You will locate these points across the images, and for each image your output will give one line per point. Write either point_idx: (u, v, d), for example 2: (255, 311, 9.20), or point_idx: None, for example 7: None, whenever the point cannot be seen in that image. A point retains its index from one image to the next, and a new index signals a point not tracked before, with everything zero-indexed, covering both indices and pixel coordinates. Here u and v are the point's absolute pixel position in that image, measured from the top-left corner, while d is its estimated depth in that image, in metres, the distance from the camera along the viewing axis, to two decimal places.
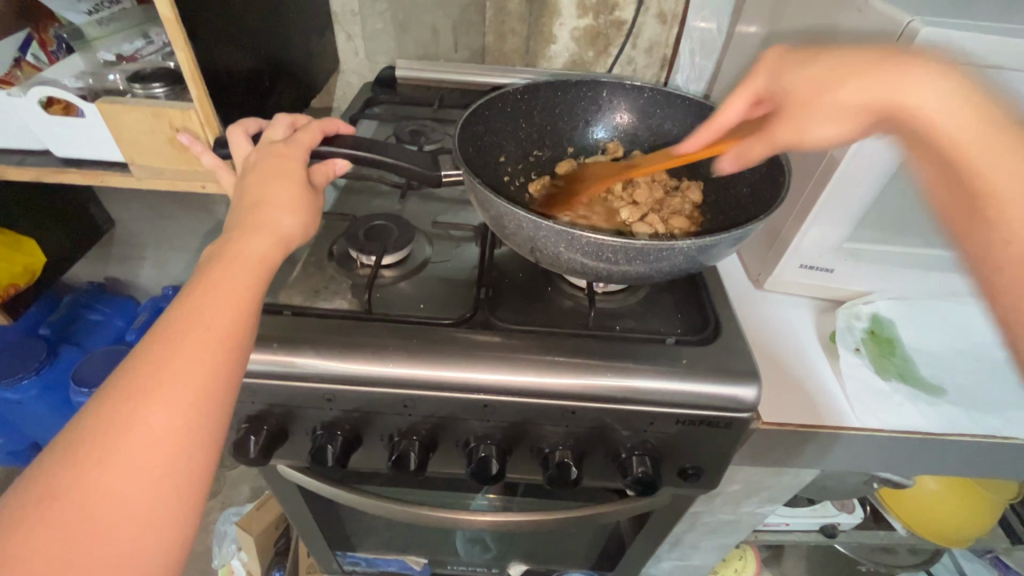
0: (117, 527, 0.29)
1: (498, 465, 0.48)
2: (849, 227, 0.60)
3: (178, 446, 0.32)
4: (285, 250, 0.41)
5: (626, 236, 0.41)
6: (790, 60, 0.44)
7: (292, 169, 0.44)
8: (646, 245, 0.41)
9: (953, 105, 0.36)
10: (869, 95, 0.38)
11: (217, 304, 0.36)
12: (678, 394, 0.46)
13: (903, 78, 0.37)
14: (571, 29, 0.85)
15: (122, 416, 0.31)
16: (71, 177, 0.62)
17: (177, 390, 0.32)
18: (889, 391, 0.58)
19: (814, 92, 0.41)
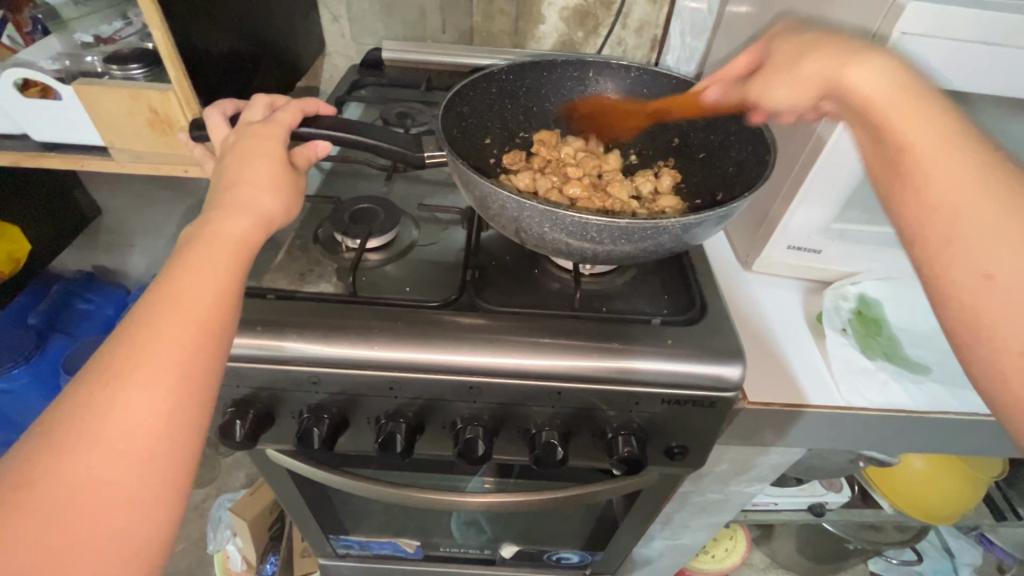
0: (101, 511, 0.29)
1: (485, 447, 0.49)
2: (835, 209, 0.60)
3: (162, 428, 0.32)
4: (266, 230, 0.41)
5: (610, 216, 0.41)
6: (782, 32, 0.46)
7: (272, 149, 0.44)
8: (632, 225, 0.41)
9: (879, 78, 0.37)
10: (820, 73, 0.40)
11: (199, 285, 0.36)
12: (662, 373, 0.46)
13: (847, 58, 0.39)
14: (560, 9, 0.84)
15: (102, 398, 0.31)
16: (50, 162, 0.61)
17: (159, 371, 0.32)
18: (874, 369, 0.58)
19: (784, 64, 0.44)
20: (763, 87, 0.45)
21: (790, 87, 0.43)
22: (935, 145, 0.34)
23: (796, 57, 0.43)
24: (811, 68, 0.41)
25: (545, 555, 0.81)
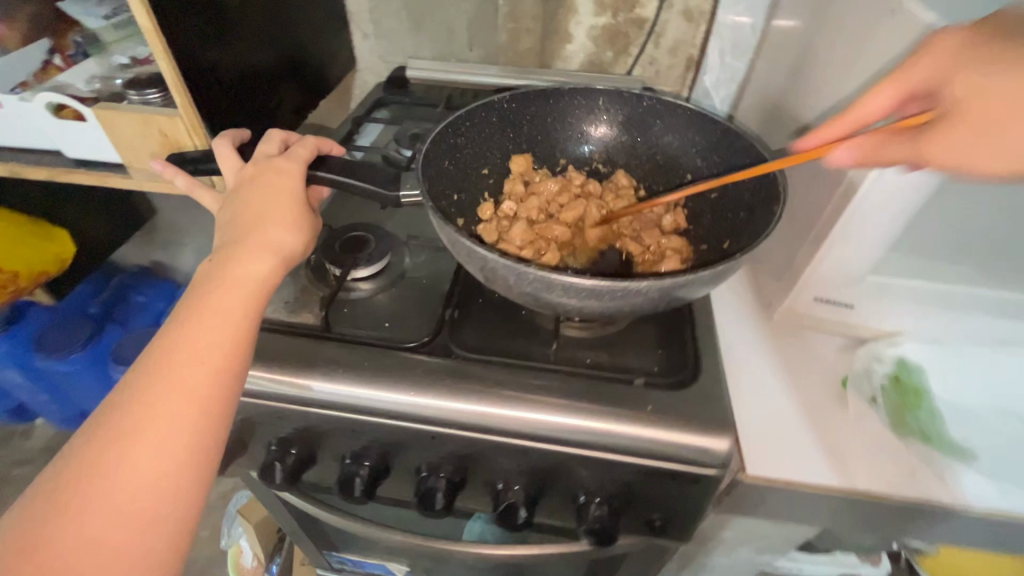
0: (105, 563, 0.32)
1: (444, 500, 0.47)
2: (869, 261, 0.53)
3: (171, 479, 0.34)
4: (285, 269, 0.43)
5: (578, 275, 0.38)
6: (962, 52, 0.34)
7: (290, 186, 0.46)
8: (602, 287, 0.38)
9: None
10: None
11: (212, 331, 0.38)
12: (634, 442, 0.43)
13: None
14: (589, 28, 0.80)
15: (116, 451, 0.33)
16: (79, 178, 0.64)
17: (172, 422, 0.35)
18: (902, 452, 0.50)
19: (1002, 100, 0.32)
20: (941, 141, 0.33)
21: (993, 157, 0.32)
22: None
23: None
24: None
25: None
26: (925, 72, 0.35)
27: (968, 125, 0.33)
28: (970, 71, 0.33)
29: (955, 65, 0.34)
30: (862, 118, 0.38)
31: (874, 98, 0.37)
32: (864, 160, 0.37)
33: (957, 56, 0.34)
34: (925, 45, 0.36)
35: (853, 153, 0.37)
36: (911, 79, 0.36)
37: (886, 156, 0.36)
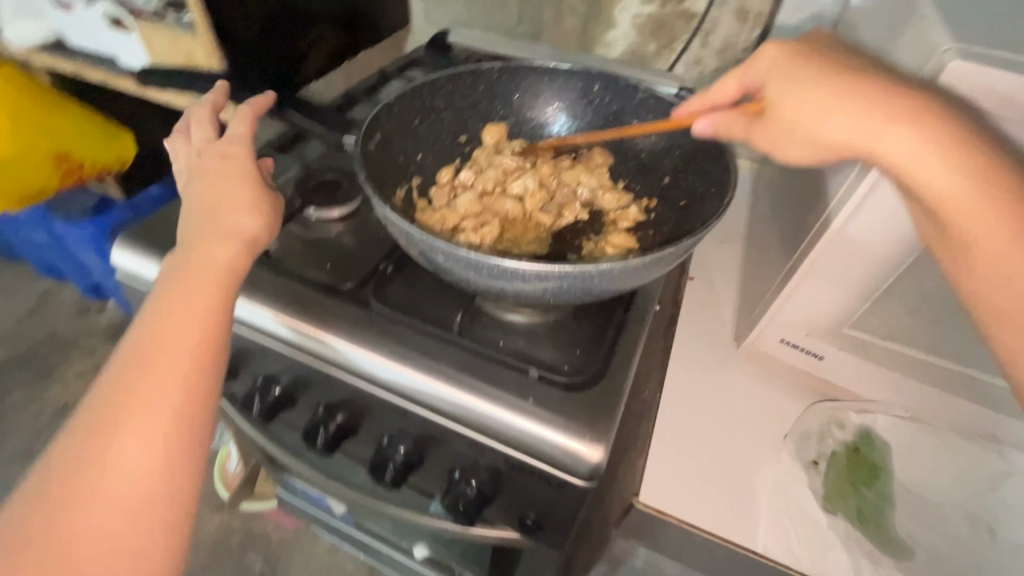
0: (106, 562, 0.32)
1: (326, 442, 0.49)
2: (842, 308, 0.47)
3: (157, 476, 0.34)
4: (253, 253, 0.42)
5: (452, 243, 0.37)
6: (786, 59, 0.40)
7: (242, 168, 0.43)
8: (472, 258, 0.36)
9: (918, 150, 0.33)
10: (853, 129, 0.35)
11: (185, 315, 0.37)
12: (508, 430, 0.41)
13: (883, 118, 0.34)
14: (634, 15, 0.76)
15: (101, 447, 0.33)
16: (126, 85, 0.71)
17: (148, 415, 0.34)
18: (825, 526, 0.45)
19: (799, 108, 0.38)
20: (765, 132, 0.40)
21: (803, 142, 0.38)
22: (926, 153, 0.33)
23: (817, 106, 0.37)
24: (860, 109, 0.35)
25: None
26: (756, 74, 0.42)
27: (783, 121, 0.39)
28: (782, 74, 0.40)
29: (776, 70, 0.40)
30: (713, 99, 0.46)
31: (721, 84, 0.45)
32: (718, 133, 0.44)
33: (782, 62, 0.40)
34: (754, 55, 0.43)
35: (710, 126, 0.44)
36: (749, 76, 0.43)
37: (726, 132, 0.43)
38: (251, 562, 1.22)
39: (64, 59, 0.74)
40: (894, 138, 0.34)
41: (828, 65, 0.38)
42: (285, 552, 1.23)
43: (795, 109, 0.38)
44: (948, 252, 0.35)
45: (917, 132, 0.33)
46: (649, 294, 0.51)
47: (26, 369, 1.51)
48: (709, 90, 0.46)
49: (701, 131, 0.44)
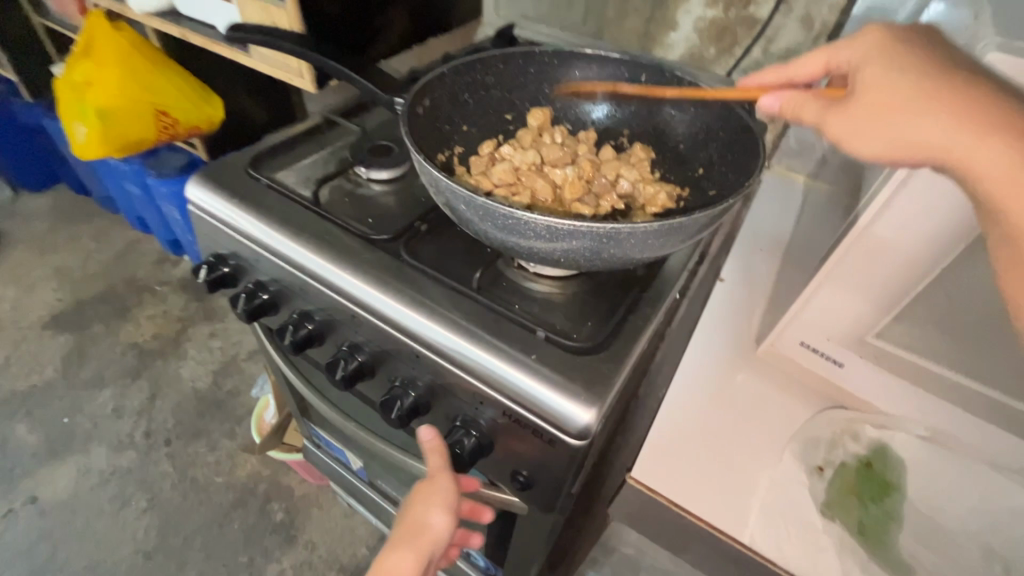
0: None
1: (343, 376, 0.52)
2: (863, 314, 0.46)
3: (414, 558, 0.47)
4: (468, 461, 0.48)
5: (472, 191, 0.39)
6: (890, 47, 0.37)
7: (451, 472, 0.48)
8: (488, 206, 0.38)
9: (1009, 160, 0.31)
10: (945, 133, 0.32)
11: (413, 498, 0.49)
12: (507, 383, 0.43)
13: (978, 127, 0.32)
14: (696, 18, 0.77)
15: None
16: (219, 49, 0.79)
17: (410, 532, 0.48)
18: (820, 530, 0.43)
19: (895, 100, 0.35)
20: (844, 120, 0.37)
21: (880, 137, 0.35)
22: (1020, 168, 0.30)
23: (912, 103, 0.34)
24: (960, 108, 0.32)
25: (456, 543, 0.81)
26: (853, 54, 0.39)
27: (867, 110, 0.36)
28: (884, 62, 0.37)
29: (876, 56, 0.37)
30: (792, 77, 0.43)
31: (806, 60, 0.42)
32: (785, 112, 0.41)
33: (886, 49, 0.37)
34: (856, 34, 0.40)
35: (779, 103, 0.41)
36: (842, 55, 0.40)
37: (797, 113, 0.40)
38: (274, 510, 1.30)
39: (170, 23, 0.83)
40: (985, 150, 0.31)
41: (938, 62, 0.35)
42: (306, 506, 1.31)
43: (892, 99, 0.35)
44: (1011, 274, 0.32)
45: (1011, 146, 0.31)
46: (669, 281, 0.52)
47: (106, 307, 1.68)
48: (791, 62, 0.43)
49: (767, 106, 0.41)
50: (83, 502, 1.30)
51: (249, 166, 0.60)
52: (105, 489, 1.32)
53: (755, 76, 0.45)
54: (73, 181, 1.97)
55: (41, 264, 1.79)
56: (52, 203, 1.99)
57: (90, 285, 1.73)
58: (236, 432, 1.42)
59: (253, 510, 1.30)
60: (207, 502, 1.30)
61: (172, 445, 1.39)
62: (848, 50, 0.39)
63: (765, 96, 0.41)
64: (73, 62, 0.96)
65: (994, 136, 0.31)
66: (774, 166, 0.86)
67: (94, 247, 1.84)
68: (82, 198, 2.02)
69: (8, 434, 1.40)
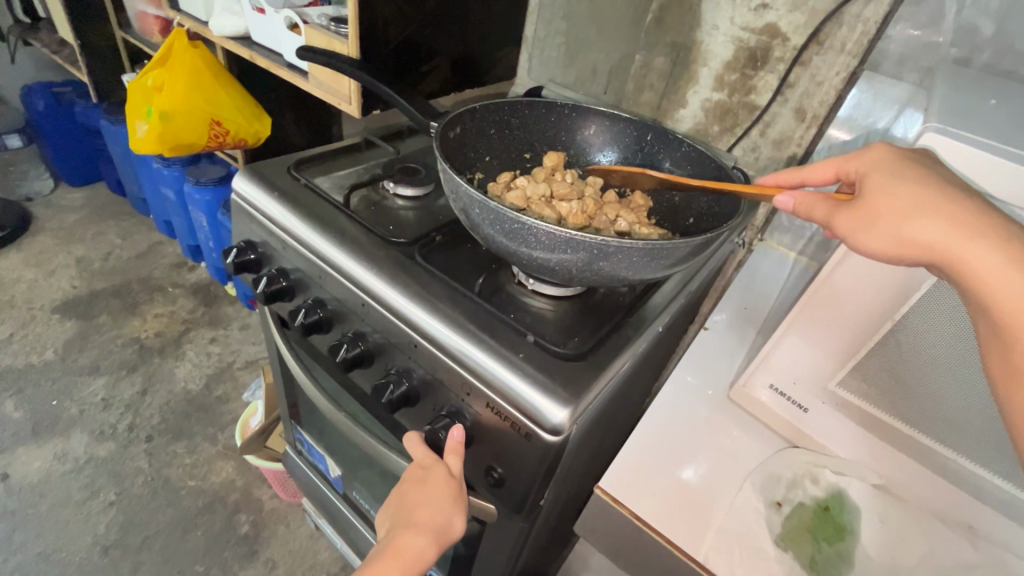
0: None
1: (344, 357, 0.56)
2: (824, 360, 0.51)
3: (425, 545, 0.50)
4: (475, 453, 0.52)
5: (486, 196, 0.45)
6: (894, 162, 0.41)
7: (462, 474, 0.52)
8: (499, 210, 0.44)
9: (1008, 265, 0.34)
10: (943, 234, 0.36)
11: (427, 494, 0.51)
12: (493, 377, 0.47)
13: (970, 232, 0.35)
14: (704, 99, 0.87)
15: (388, 558, 0.49)
16: (280, 72, 0.90)
17: (426, 522, 0.50)
18: (771, 557, 0.46)
19: (898, 203, 0.38)
20: (852, 216, 0.40)
21: (886, 234, 0.38)
22: (1011, 269, 0.34)
23: (918, 207, 0.37)
24: (959, 218, 0.36)
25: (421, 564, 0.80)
26: (861, 165, 0.44)
27: (873, 211, 0.39)
28: (886, 171, 0.41)
29: (881, 167, 0.42)
30: (804, 180, 0.48)
31: (819, 167, 0.47)
32: (798, 211, 0.42)
33: (889, 161, 0.42)
34: (863, 150, 0.45)
35: (793, 203, 0.42)
36: (852, 165, 0.45)
37: (809, 212, 0.42)
38: (240, 522, 1.27)
39: (242, 47, 0.95)
40: (977, 250, 0.35)
41: (935, 174, 0.39)
42: (273, 521, 1.29)
43: (895, 203, 0.39)
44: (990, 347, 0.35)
45: (1001, 251, 0.34)
46: (653, 313, 0.57)
47: (117, 300, 1.73)
48: (804, 168, 0.48)
49: (783, 202, 0.42)
50: (52, 487, 1.28)
51: (292, 167, 0.68)
52: (77, 477, 1.31)
53: (771, 177, 0.50)
54: (112, 180, 2.09)
55: (64, 252, 1.86)
56: (88, 198, 2.09)
57: (106, 278, 1.79)
58: (217, 438, 1.42)
59: (220, 519, 1.27)
60: (175, 504, 1.28)
61: (152, 442, 1.39)
62: (859, 164, 0.44)
63: (780, 193, 0.43)
64: (148, 68, 1.07)
65: (990, 243, 0.35)
66: (766, 239, 0.89)
67: (118, 243, 1.92)
68: (116, 197, 2.13)
69: None
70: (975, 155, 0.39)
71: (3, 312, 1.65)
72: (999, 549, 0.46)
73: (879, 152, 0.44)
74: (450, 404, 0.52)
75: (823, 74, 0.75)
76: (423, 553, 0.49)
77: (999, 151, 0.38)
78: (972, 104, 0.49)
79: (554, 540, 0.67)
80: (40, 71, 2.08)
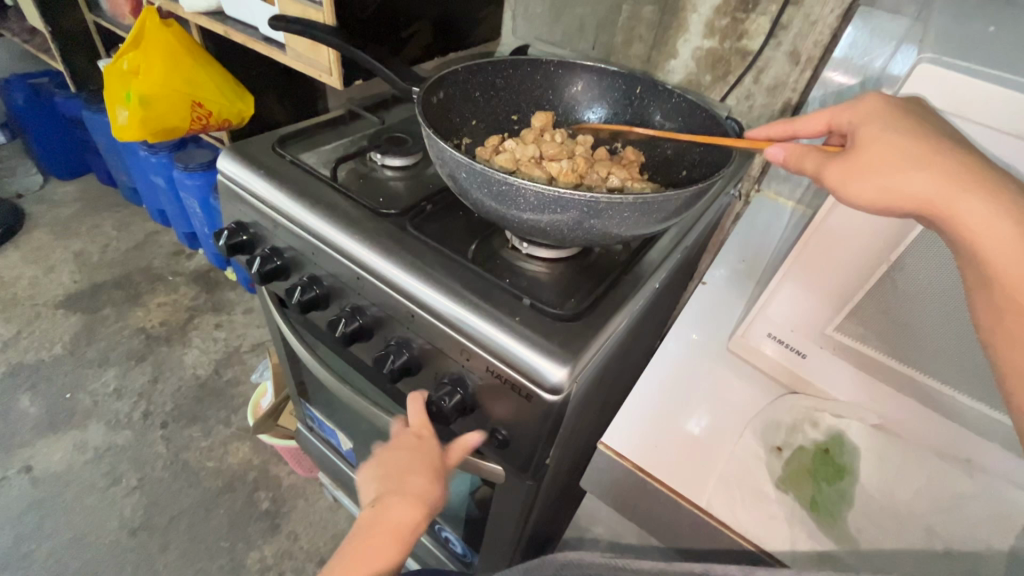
0: (376, 555, 0.46)
1: (344, 332, 0.56)
2: (821, 305, 0.51)
3: (411, 515, 0.49)
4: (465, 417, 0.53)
5: (470, 158, 0.44)
6: (892, 109, 0.40)
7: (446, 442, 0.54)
8: (484, 171, 0.43)
9: (999, 220, 0.34)
10: (933, 189, 0.36)
11: (412, 461, 0.51)
12: (490, 340, 0.47)
13: (960, 184, 0.36)
14: (694, 47, 0.84)
15: (374, 528, 0.48)
16: (257, 47, 0.87)
17: (411, 489, 0.50)
18: (770, 499, 0.47)
19: (890, 158, 0.39)
20: (842, 170, 0.40)
21: (876, 188, 0.39)
22: (1000, 221, 0.34)
23: (908, 161, 0.38)
24: (947, 170, 0.36)
25: (436, 528, 0.83)
26: (854, 116, 0.43)
27: (865, 164, 0.40)
28: (880, 121, 0.40)
29: (875, 117, 0.41)
30: (797, 131, 0.47)
31: (812, 118, 0.46)
32: (788, 163, 0.44)
33: (888, 109, 0.40)
34: (857, 100, 0.43)
35: (784, 154, 0.43)
36: (844, 116, 0.44)
37: (800, 163, 0.43)
38: (261, 499, 1.31)
39: (216, 22, 0.92)
40: (966, 203, 0.35)
41: (931, 121, 0.38)
42: (292, 497, 1.32)
43: (886, 156, 0.39)
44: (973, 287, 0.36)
45: (991, 206, 0.35)
46: (648, 270, 0.57)
47: (119, 291, 1.73)
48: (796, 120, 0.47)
49: (772, 155, 0.43)
50: (75, 476, 1.32)
51: (276, 143, 0.67)
52: (98, 465, 1.34)
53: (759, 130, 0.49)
54: (101, 171, 2.06)
55: (62, 247, 1.86)
56: (80, 191, 2.07)
57: (105, 270, 1.80)
58: (231, 420, 1.45)
59: (241, 497, 1.31)
60: (196, 486, 1.32)
61: (168, 428, 1.42)
62: (853, 115, 0.43)
63: (772, 145, 0.44)
64: (122, 51, 1.04)
65: (977, 195, 0.35)
66: (763, 189, 0.88)
67: (115, 235, 1.92)
68: (108, 189, 2.11)
69: (11, 405, 1.44)
70: (977, 87, 0.36)
71: (7, 311, 1.65)
72: (997, 481, 0.47)
73: (874, 101, 0.42)
74: (450, 373, 0.53)
75: (817, 12, 0.72)
76: (410, 523, 0.49)
77: (993, 79, 0.36)
78: (969, 33, 0.48)
79: (562, 498, 0.69)
80: (17, 63, 2.03)
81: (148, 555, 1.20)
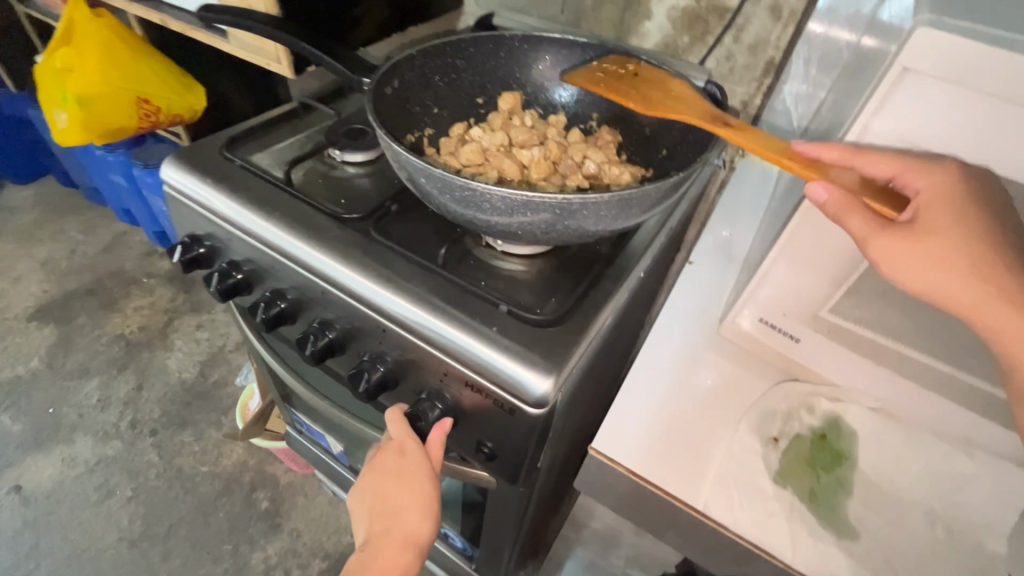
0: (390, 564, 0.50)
1: (313, 349, 0.53)
2: (813, 289, 0.48)
3: (414, 526, 0.50)
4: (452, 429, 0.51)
5: (431, 163, 0.40)
6: (963, 194, 0.37)
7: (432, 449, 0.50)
8: (446, 176, 0.39)
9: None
10: (975, 301, 0.37)
11: (401, 475, 0.50)
12: (466, 352, 0.44)
13: (1005, 302, 0.36)
14: (670, 7, 0.78)
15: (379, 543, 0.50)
16: (198, 36, 0.80)
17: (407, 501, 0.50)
18: (768, 494, 0.45)
19: (940, 254, 0.38)
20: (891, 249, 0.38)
21: (918, 281, 0.38)
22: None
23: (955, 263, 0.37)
24: (993, 286, 0.37)
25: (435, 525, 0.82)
26: (923, 183, 0.38)
27: (914, 250, 0.38)
28: (943, 207, 0.37)
29: (939, 197, 0.38)
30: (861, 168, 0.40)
31: (883, 160, 0.39)
32: (828, 206, 0.39)
33: (957, 195, 0.37)
34: (932, 160, 0.38)
35: (825, 194, 0.39)
36: (911, 179, 0.39)
37: (849, 220, 0.39)
38: (259, 499, 1.30)
39: (150, 9, 0.84)
40: (1004, 321, 0.36)
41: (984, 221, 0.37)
42: (291, 494, 1.32)
43: (938, 249, 0.38)
44: None
45: (1017, 317, 0.36)
46: (632, 260, 0.54)
47: (93, 298, 1.68)
48: (870, 155, 0.39)
49: (815, 192, 0.39)
50: (68, 492, 1.30)
51: (223, 147, 0.61)
52: (90, 479, 1.32)
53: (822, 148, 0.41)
54: (59, 173, 1.96)
55: (27, 256, 1.78)
56: (39, 195, 1.98)
57: (75, 277, 1.73)
58: (221, 422, 1.43)
59: (239, 499, 1.30)
60: (193, 491, 1.30)
61: (157, 435, 1.39)
62: (920, 181, 0.38)
63: (815, 180, 0.39)
64: (54, 47, 0.96)
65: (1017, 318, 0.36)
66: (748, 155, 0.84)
67: (81, 239, 1.84)
68: (68, 190, 2.01)
69: None
70: (982, 50, 0.31)
71: None
72: (999, 459, 0.46)
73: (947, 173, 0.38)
74: (428, 386, 0.50)
75: None
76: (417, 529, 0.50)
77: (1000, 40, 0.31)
78: None
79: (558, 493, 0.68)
80: None
81: (151, 564, 1.19)
